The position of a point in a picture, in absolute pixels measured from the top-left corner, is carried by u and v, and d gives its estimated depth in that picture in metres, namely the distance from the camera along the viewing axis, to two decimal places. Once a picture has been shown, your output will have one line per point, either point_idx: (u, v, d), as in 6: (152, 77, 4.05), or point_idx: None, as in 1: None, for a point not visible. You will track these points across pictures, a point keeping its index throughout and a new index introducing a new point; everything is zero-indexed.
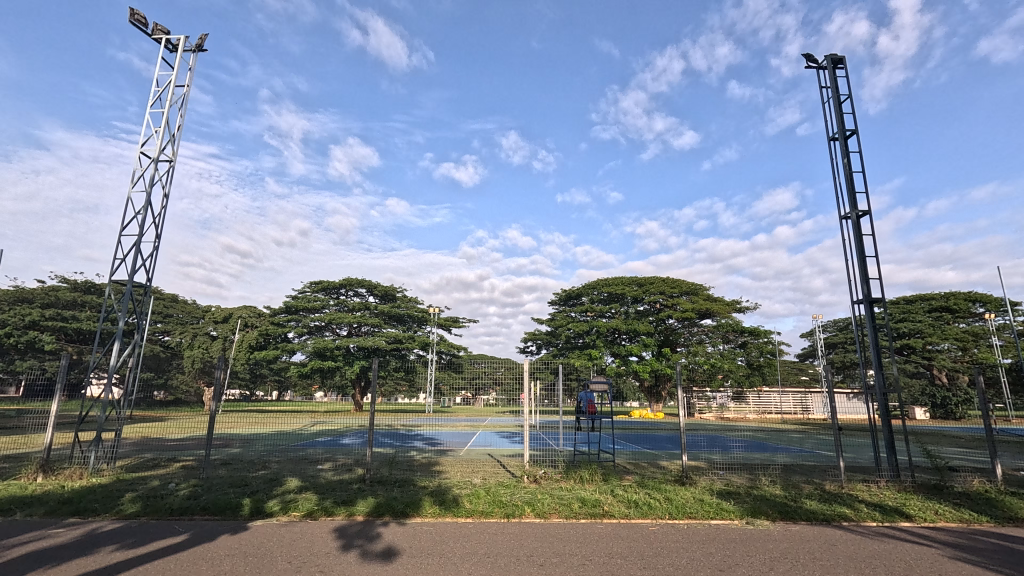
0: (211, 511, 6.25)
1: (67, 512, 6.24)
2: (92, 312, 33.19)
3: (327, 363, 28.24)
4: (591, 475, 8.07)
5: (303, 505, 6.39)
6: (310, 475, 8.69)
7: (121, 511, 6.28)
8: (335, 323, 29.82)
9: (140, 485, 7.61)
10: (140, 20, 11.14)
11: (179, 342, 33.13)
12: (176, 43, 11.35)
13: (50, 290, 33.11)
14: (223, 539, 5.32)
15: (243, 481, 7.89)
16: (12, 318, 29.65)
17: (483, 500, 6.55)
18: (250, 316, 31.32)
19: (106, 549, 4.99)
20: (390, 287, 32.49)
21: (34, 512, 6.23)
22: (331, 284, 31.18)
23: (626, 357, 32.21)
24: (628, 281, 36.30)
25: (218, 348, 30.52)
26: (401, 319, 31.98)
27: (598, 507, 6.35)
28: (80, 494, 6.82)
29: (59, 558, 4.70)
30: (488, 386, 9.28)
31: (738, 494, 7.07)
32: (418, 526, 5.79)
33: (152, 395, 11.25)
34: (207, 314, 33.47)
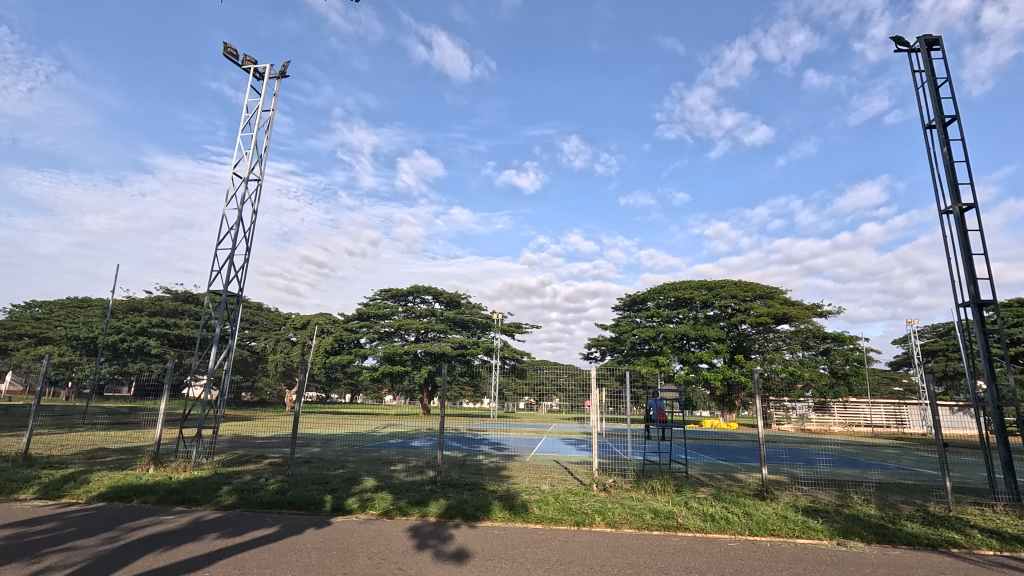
0: (296, 506, 6.67)
1: (174, 501, 6.89)
2: (190, 320, 36.65)
3: (397, 367, 29.28)
4: (663, 485, 7.81)
5: (380, 504, 6.68)
6: (385, 475, 9.06)
7: (220, 502, 6.87)
8: (404, 329, 30.93)
9: (235, 479, 8.26)
10: (232, 52, 12.37)
11: (264, 347, 35.74)
12: (262, 71, 12.39)
13: (156, 300, 36.93)
14: (310, 532, 5.68)
15: (324, 479, 8.34)
16: (126, 325, 33.28)
17: (552, 507, 6.54)
18: (326, 322, 33.23)
19: (211, 536, 5.46)
20: (455, 294, 33.28)
21: (147, 499, 6.96)
22: (400, 291, 32.47)
23: (696, 364, 31.19)
24: (697, 285, 34.85)
25: (298, 352, 32.63)
26: (466, 325, 32.74)
27: (672, 519, 6.15)
28: (185, 485, 7.50)
29: (171, 542, 5.22)
30: (552, 392, 9.23)
31: (826, 512, 6.59)
32: (490, 529, 5.88)
33: (243, 396, 12.21)
34: (288, 321, 35.96)
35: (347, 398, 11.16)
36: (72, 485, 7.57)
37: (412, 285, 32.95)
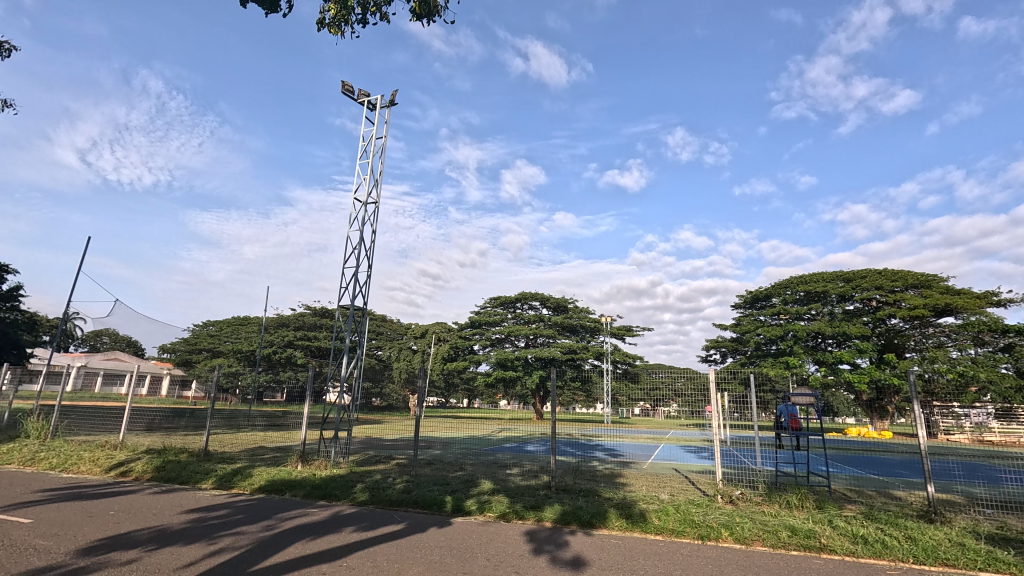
0: (421, 505, 7.08)
1: (318, 496, 7.70)
2: (327, 333, 40.99)
3: (509, 373, 29.99)
4: (801, 501, 7.04)
5: (497, 507, 6.83)
6: (501, 478, 9.27)
7: (355, 498, 7.54)
8: (514, 335, 31.65)
9: (367, 478, 8.99)
10: (349, 89, 13.69)
11: (389, 356, 38.76)
12: (374, 102, 13.52)
13: (299, 316, 41.91)
14: (433, 530, 5.99)
15: (445, 480, 8.78)
16: (277, 338, 38.19)
17: (673, 518, 6.19)
18: (441, 331, 35.17)
19: (348, 529, 5.99)
20: (562, 299, 33.32)
21: (297, 493, 7.87)
22: (508, 299, 33.30)
23: (835, 366, 27.81)
24: (832, 277, 31.17)
25: (419, 360, 34.90)
26: (574, 330, 32.63)
27: (814, 539, 5.50)
28: (326, 482, 8.35)
29: (315, 532, 5.83)
30: (669, 397, 8.81)
31: (1019, 541, 5.46)
32: (606, 538, 5.73)
33: (372, 401, 13.31)
34: (409, 331, 38.65)
35: (463, 401, 11.71)
36: (240, 478, 8.81)
37: (520, 292, 33.63)
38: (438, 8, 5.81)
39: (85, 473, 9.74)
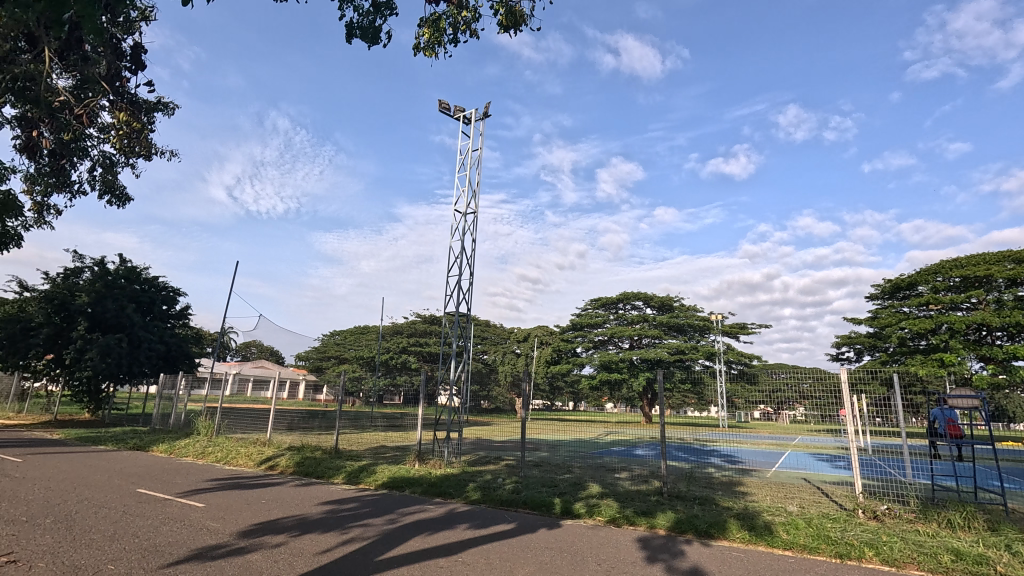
0: (530, 506, 7.18)
1: (434, 493, 8.16)
2: (436, 338, 43.31)
3: (614, 375, 29.37)
4: (967, 521, 6.04)
5: (606, 511, 6.72)
6: (610, 482, 9.11)
7: (467, 496, 7.86)
8: (617, 337, 30.97)
9: (478, 477, 9.33)
10: (446, 106, 14.44)
11: (494, 359, 39.92)
12: (469, 116, 14.10)
13: (411, 323, 44.81)
14: (543, 532, 6.05)
15: (553, 482, 8.84)
16: (392, 345, 41.16)
17: (803, 532, 5.64)
18: (544, 334, 35.47)
19: (462, 526, 6.27)
20: (666, 297, 31.98)
21: (415, 490, 8.41)
22: (610, 300, 32.71)
23: (1008, 362, 23.52)
24: (997, 258, 26.43)
25: (523, 363, 35.56)
26: (681, 329, 31.13)
27: (986, 566, 4.70)
28: (441, 480, 8.81)
29: (432, 528, 6.17)
30: (793, 400, 8.11)
31: None
32: (726, 550, 5.37)
33: (480, 403, 13.81)
34: (512, 335, 39.52)
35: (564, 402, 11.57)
36: (366, 474, 9.61)
37: (621, 292, 32.89)
38: (524, 17, 5.91)
39: (242, 466, 11.27)
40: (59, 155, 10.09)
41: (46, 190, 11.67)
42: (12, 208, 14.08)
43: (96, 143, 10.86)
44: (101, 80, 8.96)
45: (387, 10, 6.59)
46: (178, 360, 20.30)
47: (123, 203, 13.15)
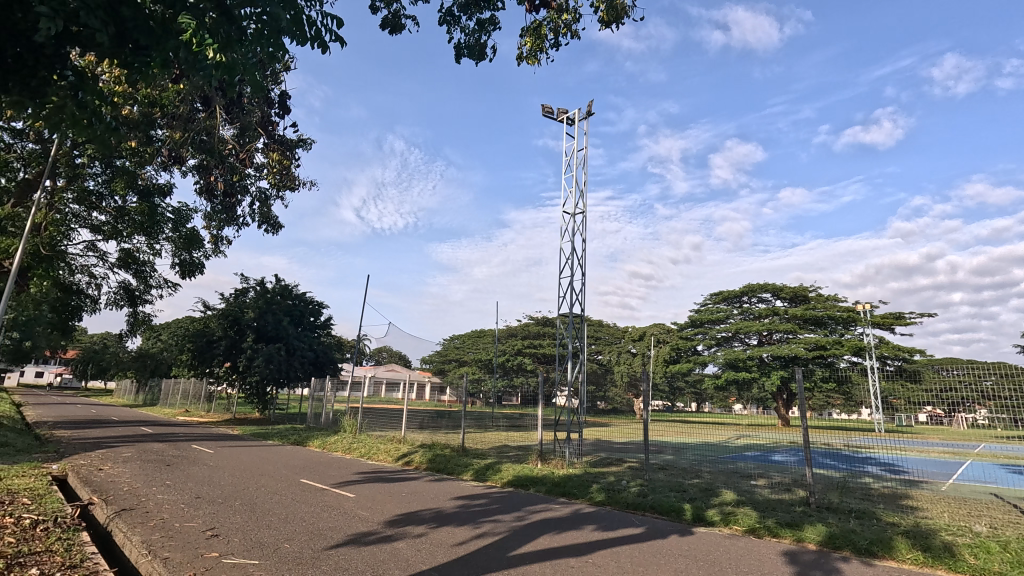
0: (659, 511, 6.96)
1: (559, 493, 8.26)
2: (550, 340, 43.74)
3: (742, 374, 27.28)
4: None
5: (744, 520, 6.27)
6: (745, 489, 8.49)
7: (592, 498, 7.83)
8: (743, 332, 28.74)
9: (602, 479, 9.25)
10: (548, 110, 14.65)
11: (609, 360, 39.24)
12: (572, 116, 14.08)
13: (525, 326, 45.82)
14: (674, 538, 5.82)
15: (682, 487, 8.46)
16: (508, 347, 42.43)
17: (998, 558, 4.76)
18: (661, 333, 34.08)
19: (589, 528, 6.26)
20: (799, 288, 28.99)
21: (540, 489, 8.58)
22: (732, 293, 30.49)
23: None
24: None
25: (640, 363, 34.52)
26: (820, 322, 27.99)
27: None
28: (564, 480, 8.88)
29: (560, 527, 6.25)
30: (973, 401, 6.99)
31: None
32: (895, 572, 4.71)
33: (599, 404, 13.67)
34: (626, 334, 38.59)
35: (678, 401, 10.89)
36: (492, 472, 10.02)
37: (745, 285, 30.50)
38: (625, 9, 5.79)
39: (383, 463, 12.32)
40: (229, 194, 11.99)
41: (220, 225, 13.90)
42: (196, 242, 16.99)
43: (255, 181, 12.72)
44: (255, 126, 10.60)
45: (490, 26, 6.89)
46: (325, 365, 22.88)
47: (277, 231, 15.21)
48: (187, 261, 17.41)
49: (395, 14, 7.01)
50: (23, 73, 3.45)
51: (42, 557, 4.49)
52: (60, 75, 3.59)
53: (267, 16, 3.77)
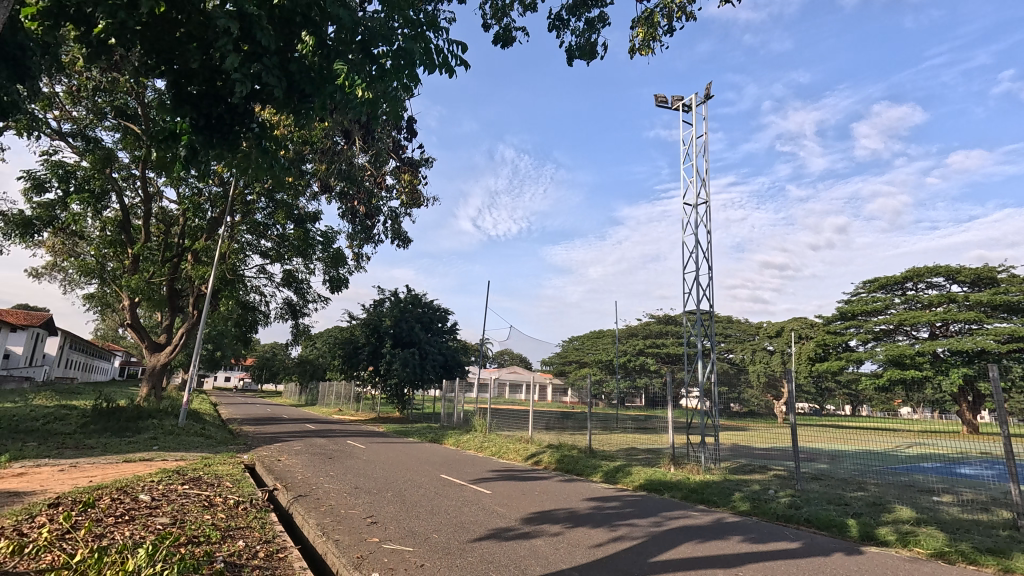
0: (817, 525, 6.29)
1: (697, 500, 7.85)
2: (674, 339, 41.74)
3: (910, 373, 23.54)
4: None
5: (929, 542, 5.42)
6: (926, 506, 7.32)
7: (735, 506, 7.31)
8: (908, 324, 24.83)
9: (744, 486, 8.60)
10: (662, 99, 14.13)
11: (742, 358, 36.35)
12: (688, 103, 13.42)
13: (646, 325, 44.35)
14: (839, 556, 5.23)
15: (842, 499, 7.54)
16: (629, 348, 41.40)
17: None
18: (803, 328, 30.75)
19: (735, 538, 5.87)
20: (984, 269, 24.28)
21: (675, 494, 8.24)
22: (892, 279, 26.51)
23: None
24: None
25: (779, 361, 31.49)
26: (1016, 309, 23.16)
27: None
28: (702, 486, 8.41)
29: (702, 536, 5.94)
30: None
31: None
32: None
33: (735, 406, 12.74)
34: (761, 330, 35.46)
35: (828, 404, 10.19)
36: (623, 475, 9.83)
37: (908, 269, 26.34)
38: None
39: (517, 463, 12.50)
40: (367, 215, 13.32)
41: (361, 243, 15.48)
42: (341, 260, 19.10)
43: (388, 201, 13.95)
44: (387, 152, 11.62)
45: (600, 23, 6.84)
46: (454, 368, 24.26)
47: (408, 245, 16.51)
48: (335, 277, 19.63)
49: (506, 28, 7.27)
50: (222, 131, 4.23)
51: (246, 532, 5.39)
52: (248, 128, 4.30)
53: (402, 52, 4.16)
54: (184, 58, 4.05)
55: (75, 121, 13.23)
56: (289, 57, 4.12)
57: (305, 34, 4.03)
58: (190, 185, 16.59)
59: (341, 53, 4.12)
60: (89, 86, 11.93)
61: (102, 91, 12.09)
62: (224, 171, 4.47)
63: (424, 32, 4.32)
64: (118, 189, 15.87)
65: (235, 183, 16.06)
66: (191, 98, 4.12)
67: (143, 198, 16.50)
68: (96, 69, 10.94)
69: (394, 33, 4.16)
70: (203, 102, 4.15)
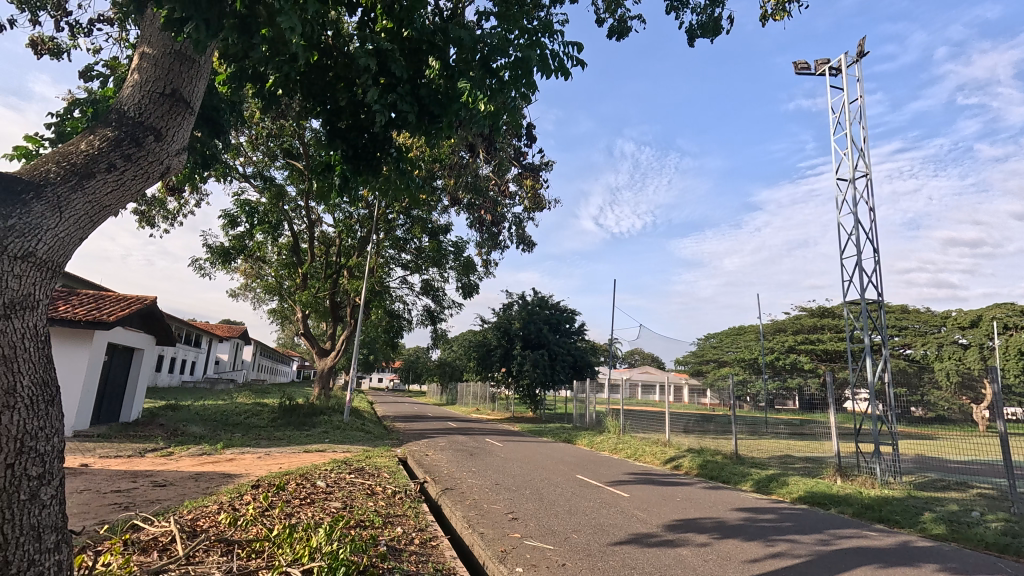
0: None
1: (873, 518, 6.82)
2: (832, 333, 36.91)
3: None
4: None
5: None
6: None
7: (925, 529, 6.20)
8: None
9: (937, 505, 7.26)
10: (803, 66, 12.64)
11: (925, 354, 30.84)
12: (838, 66, 11.81)
13: (796, 319, 39.88)
14: None
15: None
16: (777, 345, 37.61)
17: None
18: (1010, 315, 25.14)
19: (929, 567, 4.96)
20: None
21: (845, 510, 7.24)
22: None
23: None
24: None
25: (976, 357, 26.14)
26: None
27: None
28: (879, 503, 7.28)
29: (884, 560, 5.13)
30: None
31: None
32: None
33: None
34: (949, 320, 29.77)
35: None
36: (777, 485, 8.91)
37: None
38: None
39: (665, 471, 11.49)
40: (494, 222, 13.90)
41: (488, 250, 16.20)
42: (471, 267, 20.19)
43: (512, 208, 14.40)
44: (508, 160, 12.00)
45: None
46: (583, 368, 24.19)
47: (532, 249, 16.88)
48: (467, 284, 20.79)
49: (620, 19, 7.06)
50: (367, 159, 4.73)
51: (403, 519, 5.93)
52: (387, 153, 4.74)
53: (520, 61, 4.26)
54: (334, 98, 4.61)
55: (255, 165, 15.81)
56: (418, 83, 4.47)
57: (431, 59, 4.35)
58: (343, 210, 18.86)
59: (464, 72, 4.36)
60: (263, 134, 14.21)
61: (274, 137, 14.28)
62: (370, 194, 4.99)
63: (539, 38, 4.38)
64: (289, 218, 18.57)
65: (378, 204, 17.86)
66: (341, 132, 4.66)
67: (307, 225, 19.13)
68: (269, 119, 13.00)
69: (511, 44, 4.29)
70: (350, 134, 4.67)
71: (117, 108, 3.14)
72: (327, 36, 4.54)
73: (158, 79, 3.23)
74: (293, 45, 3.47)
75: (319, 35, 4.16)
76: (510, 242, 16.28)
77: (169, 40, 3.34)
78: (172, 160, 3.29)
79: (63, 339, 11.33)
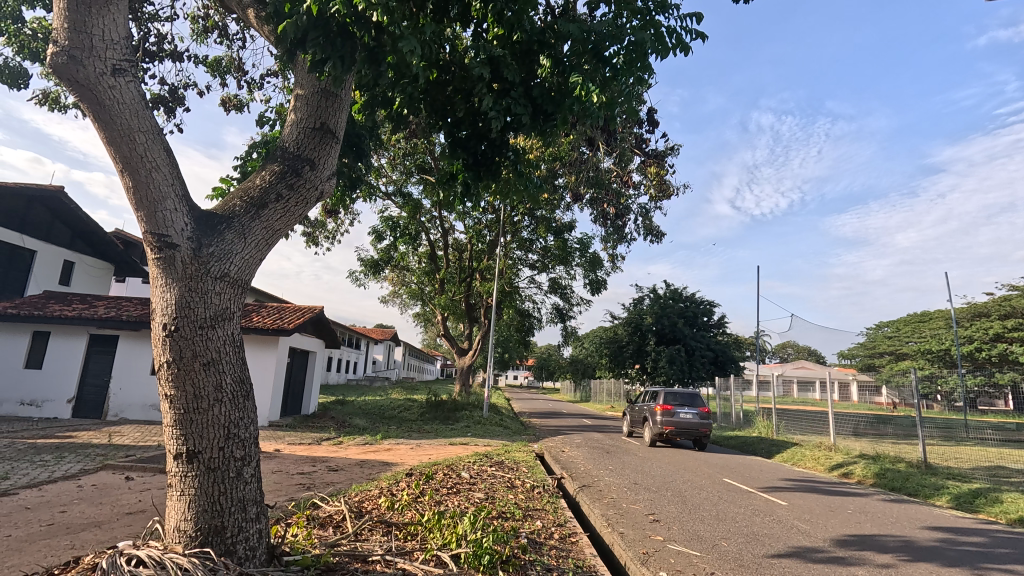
0: None
1: None
2: None
3: None
4: None
5: None
6: None
7: None
8: None
9: None
10: None
11: None
12: None
13: (1004, 300, 32.60)
14: None
15: None
16: (977, 332, 31.18)
17: None
18: None
19: None
20: None
21: None
22: None
23: None
24: None
25: None
26: None
27: None
28: None
29: None
30: None
31: None
32: None
33: None
34: None
35: None
36: (987, 503, 7.36)
37: None
38: None
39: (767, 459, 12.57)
40: (619, 215, 13.56)
41: (615, 244, 15.89)
42: (598, 263, 19.94)
43: (637, 198, 13.92)
44: (632, 149, 11.54)
45: None
46: (727, 364, 22.42)
47: (662, 239, 16.12)
48: (595, 280, 20.56)
49: None
50: (488, 166, 4.92)
51: (542, 513, 6.05)
52: (505, 156, 4.88)
53: (633, 45, 4.09)
54: (454, 111, 4.87)
55: (395, 183, 17.38)
56: (531, 84, 4.53)
57: (542, 58, 4.38)
58: (473, 216, 19.91)
59: (576, 65, 4.29)
60: (400, 154, 15.61)
61: (408, 155, 15.62)
62: (492, 198, 5.19)
63: (653, 17, 4.17)
64: (426, 229, 20.12)
65: (503, 208, 18.53)
66: (462, 141, 4.90)
67: (442, 233, 20.52)
68: (404, 139, 14.28)
69: (624, 30, 4.13)
70: (470, 142, 4.88)
71: (281, 146, 3.65)
72: (445, 53, 4.82)
73: (310, 117, 3.70)
74: (414, 66, 3.74)
75: (437, 54, 4.43)
76: (638, 234, 15.72)
77: (315, 81, 3.81)
78: (324, 185, 3.74)
79: (254, 346, 13.57)
